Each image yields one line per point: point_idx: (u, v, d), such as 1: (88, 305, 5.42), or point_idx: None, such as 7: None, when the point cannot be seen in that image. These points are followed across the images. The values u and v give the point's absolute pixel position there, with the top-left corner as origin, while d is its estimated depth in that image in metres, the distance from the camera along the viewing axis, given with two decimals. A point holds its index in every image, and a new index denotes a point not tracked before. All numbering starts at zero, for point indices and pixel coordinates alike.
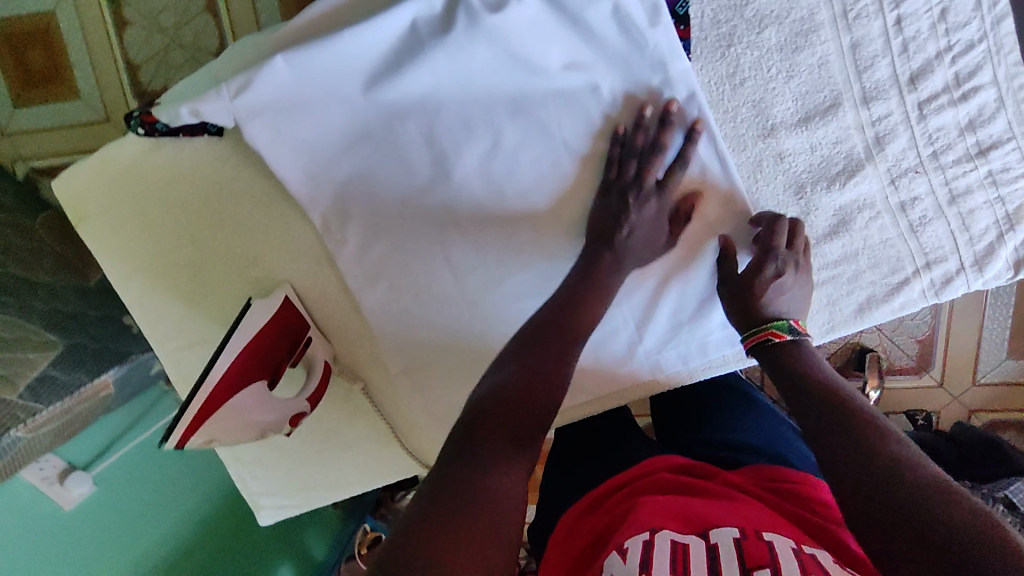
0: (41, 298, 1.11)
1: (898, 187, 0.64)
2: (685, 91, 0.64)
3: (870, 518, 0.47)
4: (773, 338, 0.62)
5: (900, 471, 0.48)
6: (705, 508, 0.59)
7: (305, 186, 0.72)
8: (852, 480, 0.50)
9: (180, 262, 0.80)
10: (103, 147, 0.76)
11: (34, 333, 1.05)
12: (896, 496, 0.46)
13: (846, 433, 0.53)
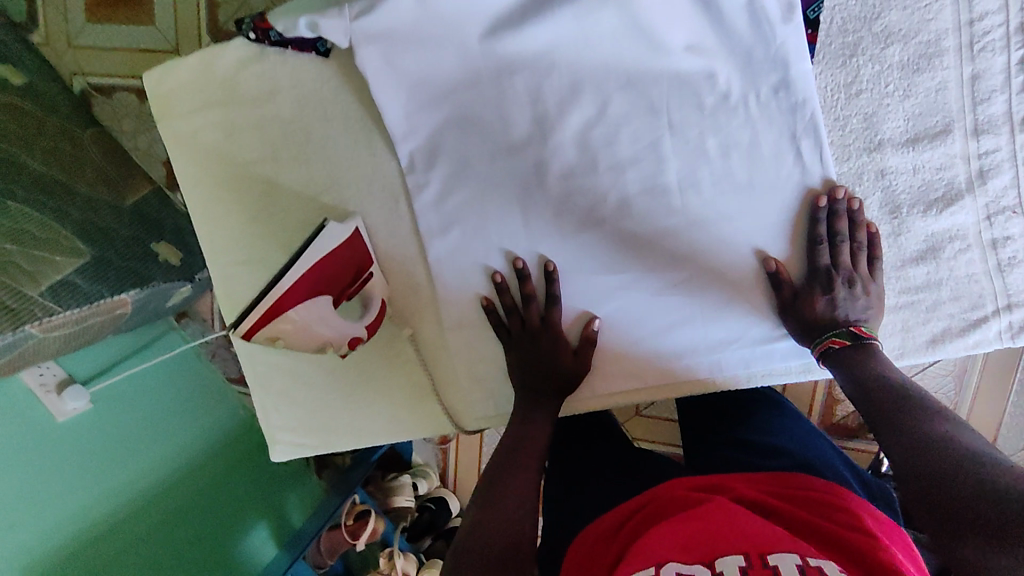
0: (76, 206, 1.27)
1: (993, 224, 0.65)
2: (801, 93, 0.65)
3: (936, 514, 0.50)
4: (834, 346, 0.65)
5: (958, 459, 0.50)
6: (718, 528, 0.55)
7: (400, 122, 0.72)
8: (914, 472, 0.52)
9: (253, 176, 0.79)
10: (203, 49, 0.76)
11: (64, 237, 1.21)
12: (956, 488, 0.49)
13: (909, 424, 0.56)
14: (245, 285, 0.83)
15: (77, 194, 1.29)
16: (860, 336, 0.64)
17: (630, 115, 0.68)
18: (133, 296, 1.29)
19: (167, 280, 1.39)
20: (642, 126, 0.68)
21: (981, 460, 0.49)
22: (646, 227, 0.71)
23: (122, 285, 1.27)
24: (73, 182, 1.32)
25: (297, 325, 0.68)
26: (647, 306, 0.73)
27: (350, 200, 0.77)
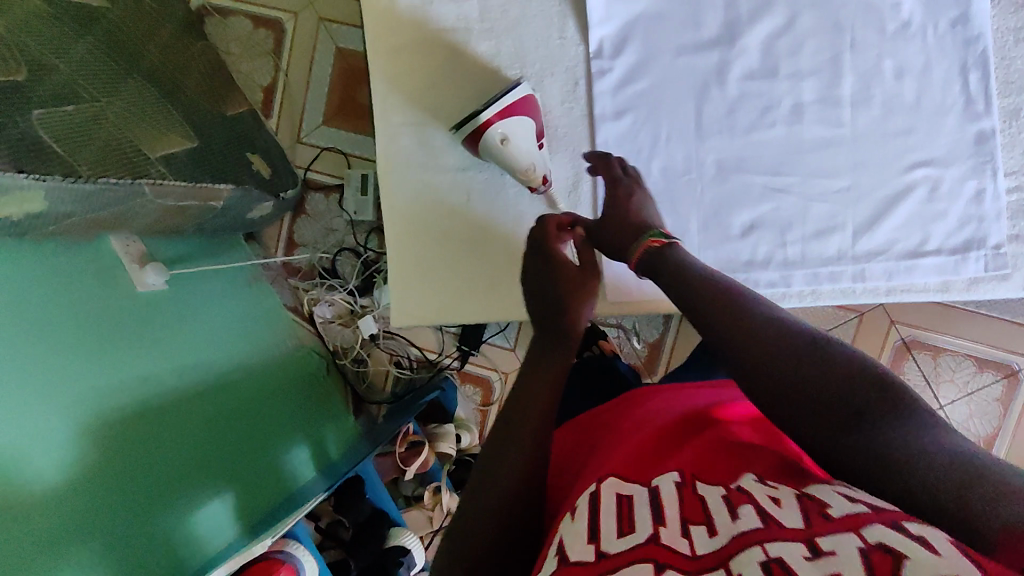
0: (183, 100, 1.32)
1: None
2: (976, 30, 0.73)
3: (798, 412, 0.54)
4: (654, 244, 0.71)
5: (794, 362, 0.56)
6: (642, 461, 0.60)
7: (601, 8, 0.79)
8: (767, 373, 0.57)
9: (439, 42, 0.84)
10: None
11: (174, 121, 1.25)
12: (810, 387, 0.54)
13: (732, 327, 0.60)
14: (409, 144, 0.85)
15: (184, 92, 1.34)
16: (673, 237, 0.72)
17: (815, 30, 0.76)
18: (229, 189, 1.29)
19: (258, 188, 1.39)
20: (825, 41, 0.76)
21: (825, 356, 0.55)
22: (813, 132, 0.76)
23: (221, 176, 1.29)
24: (181, 80, 1.37)
25: (519, 132, 0.75)
26: (803, 208, 0.77)
27: (531, 77, 0.82)
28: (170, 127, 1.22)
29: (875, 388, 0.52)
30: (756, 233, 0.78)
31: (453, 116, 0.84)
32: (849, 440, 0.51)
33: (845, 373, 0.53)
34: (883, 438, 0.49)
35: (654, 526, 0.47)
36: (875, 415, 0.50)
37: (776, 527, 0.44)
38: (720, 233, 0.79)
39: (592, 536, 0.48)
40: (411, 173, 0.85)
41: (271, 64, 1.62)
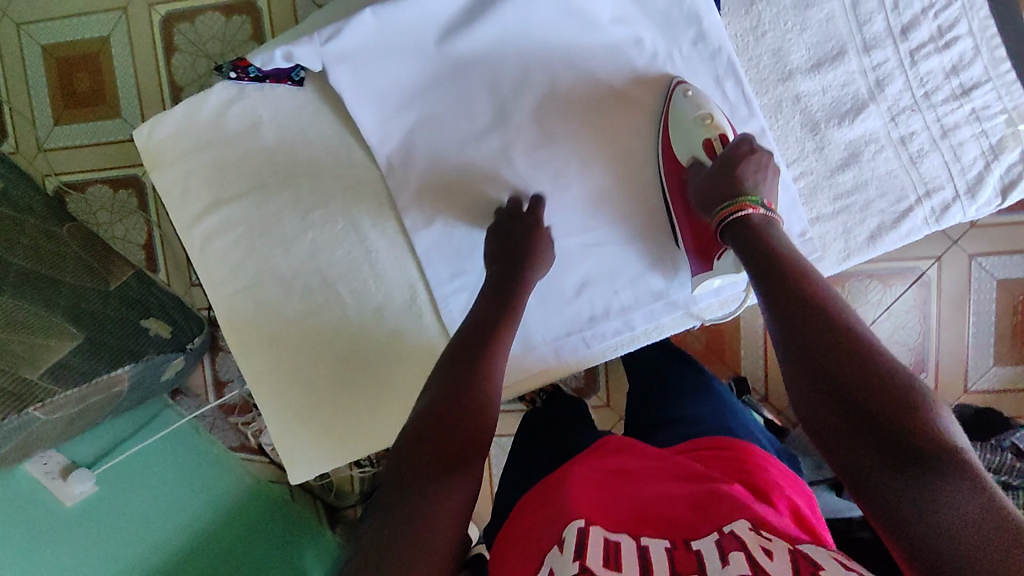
0: (65, 297, 1.32)
1: (899, 124, 0.74)
2: (715, 43, 0.75)
3: (842, 433, 0.53)
4: (748, 210, 0.68)
5: (893, 395, 0.52)
6: (642, 508, 0.55)
7: (376, 131, 0.81)
8: (878, 402, 0.52)
9: (244, 208, 0.86)
10: (186, 100, 0.84)
11: (59, 324, 1.24)
12: (896, 427, 0.51)
13: (821, 344, 0.57)
14: (252, 307, 0.87)
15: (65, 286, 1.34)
16: (768, 208, 0.69)
17: (575, 90, 0.79)
18: (128, 370, 1.31)
19: (162, 353, 1.40)
20: (588, 98, 0.80)
21: (912, 396, 0.52)
22: (602, 183, 0.81)
23: (117, 359, 1.30)
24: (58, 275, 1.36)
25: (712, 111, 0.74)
26: (622, 251, 0.82)
27: (340, 210, 0.84)
28: (55, 332, 1.22)
29: (943, 440, 0.49)
30: (588, 289, 0.83)
31: (282, 272, 0.87)
32: (905, 490, 0.48)
33: (910, 417, 0.51)
34: (918, 484, 0.48)
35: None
36: (930, 468, 0.48)
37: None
38: (557, 298, 0.82)
39: (577, 555, 0.47)
40: (258, 335, 0.87)
41: (140, 221, 1.61)
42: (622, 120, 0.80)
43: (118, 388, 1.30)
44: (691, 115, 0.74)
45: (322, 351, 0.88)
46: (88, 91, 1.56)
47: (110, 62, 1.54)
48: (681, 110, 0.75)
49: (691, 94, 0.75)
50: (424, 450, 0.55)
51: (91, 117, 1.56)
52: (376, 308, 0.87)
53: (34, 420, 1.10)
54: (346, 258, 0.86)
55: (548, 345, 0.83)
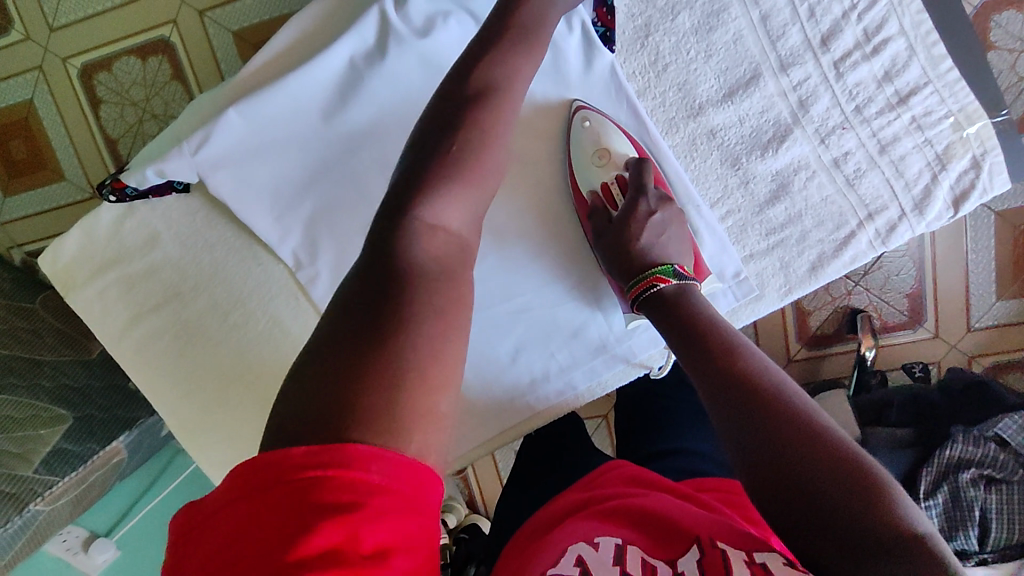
0: (47, 375, 1.14)
1: (830, 146, 0.67)
2: (614, 87, 0.68)
3: (778, 511, 0.43)
4: (660, 284, 0.60)
5: (841, 473, 0.42)
6: (668, 527, 0.52)
7: (274, 229, 0.76)
8: (814, 469, 0.43)
9: (163, 319, 0.82)
10: (81, 221, 0.81)
11: (44, 409, 1.09)
12: (838, 501, 0.41)
13: (744, 407, 0.48)
14: (192, 415, 0.84)
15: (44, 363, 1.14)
16: (682, 277, 0.60)
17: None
18: (123, 440, 1.20)
19: (151, 414, 1.26)
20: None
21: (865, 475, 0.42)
22: (518, 247, 0.75)
23: (110, 433, 1.18)
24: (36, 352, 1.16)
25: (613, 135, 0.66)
26: (552, 314, 0.77)
27: (258, 307, 0.82)
28: (40, 420, 1.08)
29: (908, 529, 0.40)
30: (524, 355, 0.77)
31: (218, 373, 0.83)
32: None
33: (853, 489, 0.41)
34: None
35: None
36: (886, 552, 0.39)
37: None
38: (491, 369, 0.77)
39: (617, 560, 0.47)
40: (208, 438, 0.85)
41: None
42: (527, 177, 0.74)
43: (117, 458, 1.19)
44: (590, 152, 0.67)
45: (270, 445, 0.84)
46: (26, 159, 1.34)
47: (40, 120, 1.32)
48: (578, 144, 0.67)
49: (589, 124, 0.67)
50: (366, 292, 0.44)
51: (37, 184, 1.35)
52: None
53: (37, 515, 1.04)
54: (275, 355, 0.83)
55: (490, 419, 0.78)
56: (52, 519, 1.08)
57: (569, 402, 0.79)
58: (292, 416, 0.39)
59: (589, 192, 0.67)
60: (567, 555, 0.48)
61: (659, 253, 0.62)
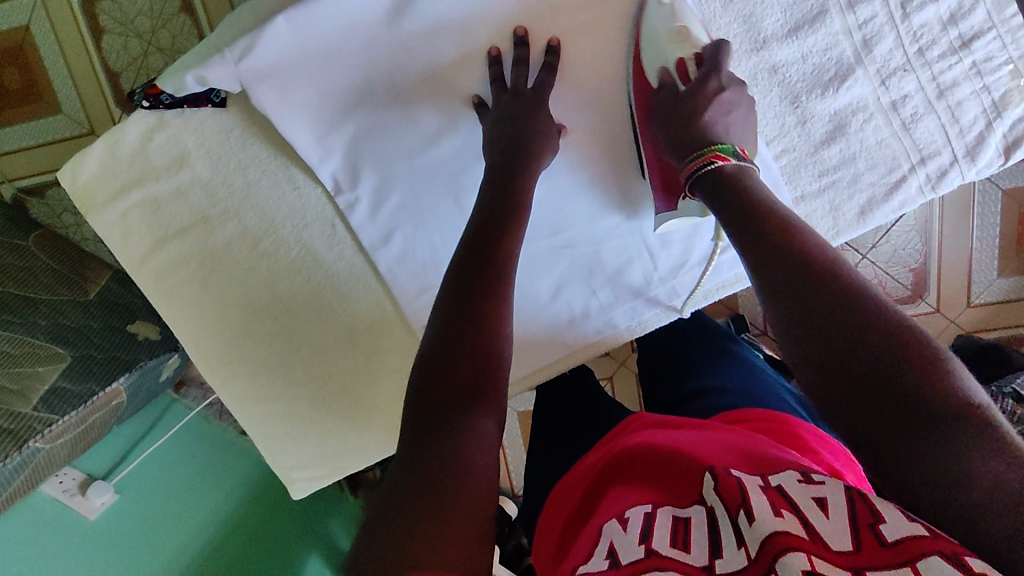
0: (43, 314, 1.08)
1: (890, 88, 0.67)
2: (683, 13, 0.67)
3: (837, 389, 0.46)
4: (717, 161, 0.60)
5: (902, 352, 0.45)
6: (676, 467, 0.52)
7: (316, 149, 0.74)
8: (871, 351, 0.46)
9: (189, 245, 0.79)
10: (106, 134, 0.77)
11: (40, 346, 1.04)
12: (896, 380, 0.45)
13: (807, 290, 0.49)
14: (216, 344, 0.82)
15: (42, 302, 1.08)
16: (741, 156, 0.61)
17: (517, 69, 0.71)
18: (124, 381, 1.12)
19: (153, 357, 1.19)
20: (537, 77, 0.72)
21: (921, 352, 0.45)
22: (564, 179, 0.75)
23: (111, 373, 1.11)
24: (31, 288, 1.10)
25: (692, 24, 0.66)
26: (596, 250, 0.77)
27: (290, 236, 0.79)
28: (37, 357, 1.03)
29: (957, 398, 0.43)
30: (564, 292, 0.78)
31: (246, 306, 0.81)
32: (915, 453, 0.43)
33: (911, 366, 0.45)
34: (937, 448, 0.42)
35: (711, 560, 0.43)
36: (935, 426, 0.43)
37: (823, 543, 0.41)
38: (532, 304, 0.78)
39: (642, 538, 0.45)
40: (232, 371, 0.83)
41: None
42: (576, 108, 0.74)
43: (117, 400, 1.12)
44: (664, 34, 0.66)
45: (297, 376, 0.83)
46: (19, 87, 1.25)
47: (37, 46, 1.23)
48: (653, 26, 0.67)
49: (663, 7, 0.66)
50: (441, 392, 0.51)
51: (31, 116, 1.26)
52: (347, 330, 0.82)
53: (37, 452, 0.98)
54: (306, 285, 0.81)
55: (524, 353, 0.79)
56: (53, 458, 1.04)
57: (608, 339, 0.80)
58: (392, 507, 0.44)
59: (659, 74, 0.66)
60: (600, 542, 0.47)
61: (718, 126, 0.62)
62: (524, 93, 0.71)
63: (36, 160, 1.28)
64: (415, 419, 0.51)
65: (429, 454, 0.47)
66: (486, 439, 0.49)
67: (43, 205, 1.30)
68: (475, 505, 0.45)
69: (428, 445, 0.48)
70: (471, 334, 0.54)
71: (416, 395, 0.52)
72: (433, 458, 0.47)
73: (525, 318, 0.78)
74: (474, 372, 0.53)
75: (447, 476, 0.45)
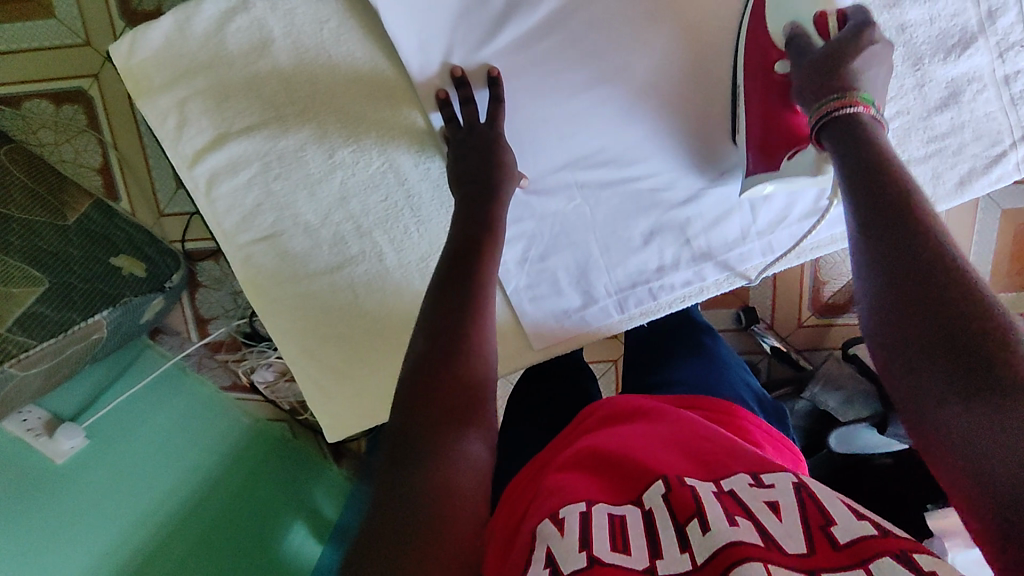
0: (19, 233, 0.92)
1: (1006, 61, 0.68)
2: None
3: (918, 345, 0.45)
4: (860, 109, 0.56)
5: (990, 330, 0.43)
6: (625, 470, 0.49)
7: (416, 54, 0.69)
8: (950, 325, 0.44)
9: (253, 147, 0.72)
10: (175, 10, 0.69)
11: (16, 268, 0.89)
12: (968, 352, 0.43)
13: (911, 250, 0.48)
14: (270, 260, 0.75)
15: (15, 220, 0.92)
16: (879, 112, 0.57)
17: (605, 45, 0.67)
18: (107, 316, 0.96)
19: (138, 296, 1.02)
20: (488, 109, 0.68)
21: (996, 325, 0.43)
22: (669, 118, 0.73)
23: (94, 305, 0.95)
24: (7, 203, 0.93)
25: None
26: (695, 197, 0.75)
27: (369, 148, 0.73)
28: (9, 277, 0.87)
29: None
30: (657, 238, 0.76)
31: (310, 221, 0.75)
32: (971, 425, 0.41)
33: (998, 347, 0.42)
34: (995, 422, 0.40)
35: (653, 561, 0.42)
36: (1006, 406, 0.40)
37: (779, 554, 0.40)
38: (625, 247, 0.76)
39: (584, 543, 0.41)
40: (283, 291, 0.76)
41: (96, 141, 1.15)
42: (696, 43, 0.72)
43: (97, 336, 0.96)
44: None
45: (355, 302, 0.77)
46: None
47: None
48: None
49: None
50: (424, 414, 0.49)
51: (22, 18, 1.09)
52: (417, 259, 0.77)
53: (8, 380, 0.84)
54: (381, 205, 0.75)
55: (611, 297, 0.78)
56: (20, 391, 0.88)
57: (695, 292, 0.78)
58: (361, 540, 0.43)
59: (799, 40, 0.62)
60: (537, 548, 0.42)
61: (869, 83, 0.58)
62: None
63: (23, 68, 1.11)
64: (393, 432, 0.49)
65: (394, 482, 0.45)
66: (472, 464, 0.47)
67: (16, 117, 1.12)
68: (464, 542, 0.43)
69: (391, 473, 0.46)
70: (454, 356, 0.52)
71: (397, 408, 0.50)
72: (412, 492, 0.44)
73: (618, 255, 0.76)
74: (456, 395, 0.50)
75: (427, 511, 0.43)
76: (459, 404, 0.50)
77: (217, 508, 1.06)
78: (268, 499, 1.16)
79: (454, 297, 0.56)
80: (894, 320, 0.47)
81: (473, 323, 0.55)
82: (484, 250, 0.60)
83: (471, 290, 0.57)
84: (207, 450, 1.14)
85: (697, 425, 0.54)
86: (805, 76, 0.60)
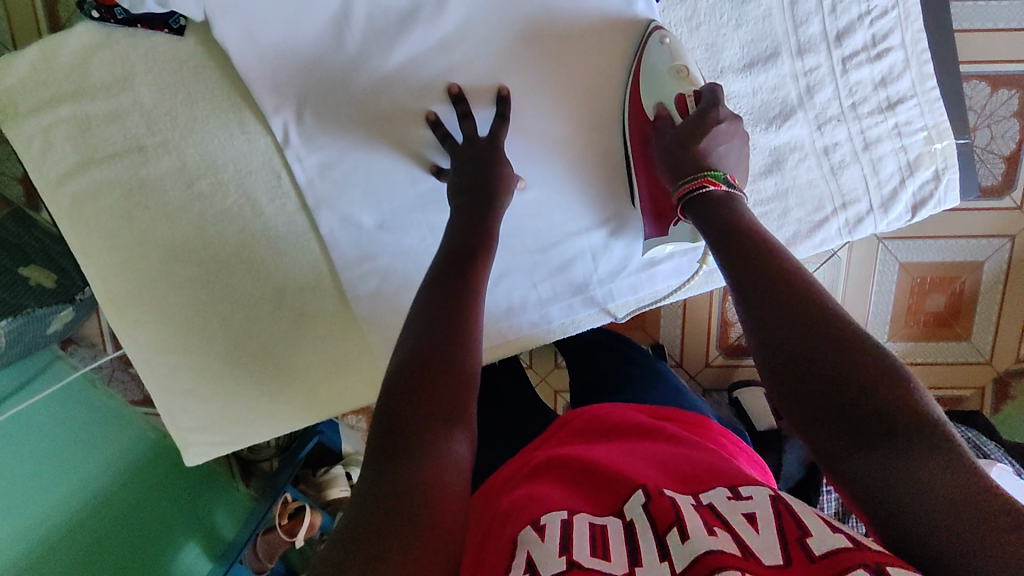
0: None
1: (824, 133, 0.73)
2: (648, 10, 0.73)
3: (806, 397, 0.46)
4: (710, 186, 0.59)
5: (868, 371, 0.44)
6: (610, 478, 0.51)
7: (271, 95, 0.72)
8: (831, 371, 0.45)
9: (114, 175, 0.74)
10: (41, 40, 0.71)
11: None
12: (854, 398, 0.44)
13: (784, 300, 0.49)
14: (128, 284, 0.77)
15: None
16: (732, 185, 0.60)
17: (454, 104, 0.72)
18: (5, 326, 0.86)
19: (44, 306, 0.92)
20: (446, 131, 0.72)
21: (875, 360, 0.45)
22: None
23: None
24: None
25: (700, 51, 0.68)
26: (540, 246, 0.79)
27: (229, 181, 0.76)
28: None
29: (950, 460, 0.41)
30: (505, 280, 0.80)
31: (169, 249, 0.77)
32: (877, 468, 0.42)
33: (883, 388, 0.44)
34: (897, 466, 0.42)
35: (630, 567, 0.42)
36: (904, 445, 0.42)
37: (755, 561, 0.40)
38: None
39: (563, 548, 0.42)
40: (140, 314, 0.78)
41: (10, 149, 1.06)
42: (544, 96, 0.75)
43: None
44: (667, 69, 0.68)
45: (214, 329, 0.79)
46: None
47: None
48: (656, 59, 0.69)
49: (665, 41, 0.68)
50: (412, 406, 0.48)
51: None
52: (275, 289, 0.79)
53: None
54: (238, 236, 0.77)
55: None
56: None
57: (541, 333, 0.84)
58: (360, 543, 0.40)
59: (662, 107, 0.67)
60: (517, 554, 0.43)
61: (718, 157, 0.61)
62: (478, 141, 0.71)
63: None
64: (381, 434, 0.47)
65: (388, 487, 0.43)
66: (460, 463, 0.46)
67: None
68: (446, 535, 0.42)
69: (390, 474, 0.44)
70: (447, 350, 0.51)
71: (386, 404, 0.48)
72: (405, 483, 0.43)
73: None
74: (451, 387, 0.49)
75: (416, 503, 0.42)
76: (453, 409, 0.48)
77: (104, 526, 1.00)
78: (166, 516, 1.09)
79: (440, 293, 0.56)
80: (773, 374, 0.48)
81: (463, 323, 0.54)
82: (477, 254, 0.61)
83: (462, 289, 0.57)
84: (106, 458, 1.05)
85: (673, 446, 0.56)
86: (664, 147, 0.64)
